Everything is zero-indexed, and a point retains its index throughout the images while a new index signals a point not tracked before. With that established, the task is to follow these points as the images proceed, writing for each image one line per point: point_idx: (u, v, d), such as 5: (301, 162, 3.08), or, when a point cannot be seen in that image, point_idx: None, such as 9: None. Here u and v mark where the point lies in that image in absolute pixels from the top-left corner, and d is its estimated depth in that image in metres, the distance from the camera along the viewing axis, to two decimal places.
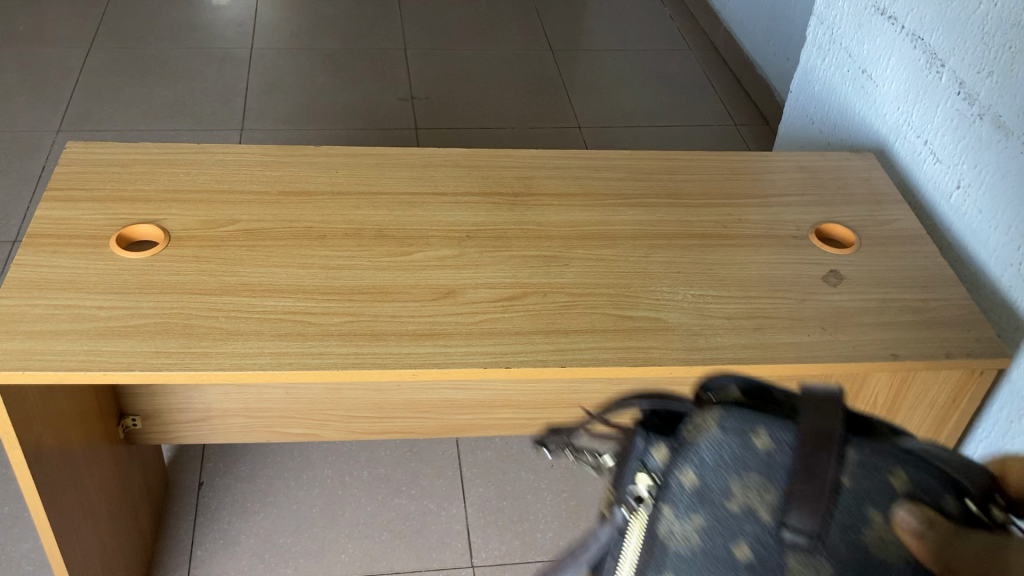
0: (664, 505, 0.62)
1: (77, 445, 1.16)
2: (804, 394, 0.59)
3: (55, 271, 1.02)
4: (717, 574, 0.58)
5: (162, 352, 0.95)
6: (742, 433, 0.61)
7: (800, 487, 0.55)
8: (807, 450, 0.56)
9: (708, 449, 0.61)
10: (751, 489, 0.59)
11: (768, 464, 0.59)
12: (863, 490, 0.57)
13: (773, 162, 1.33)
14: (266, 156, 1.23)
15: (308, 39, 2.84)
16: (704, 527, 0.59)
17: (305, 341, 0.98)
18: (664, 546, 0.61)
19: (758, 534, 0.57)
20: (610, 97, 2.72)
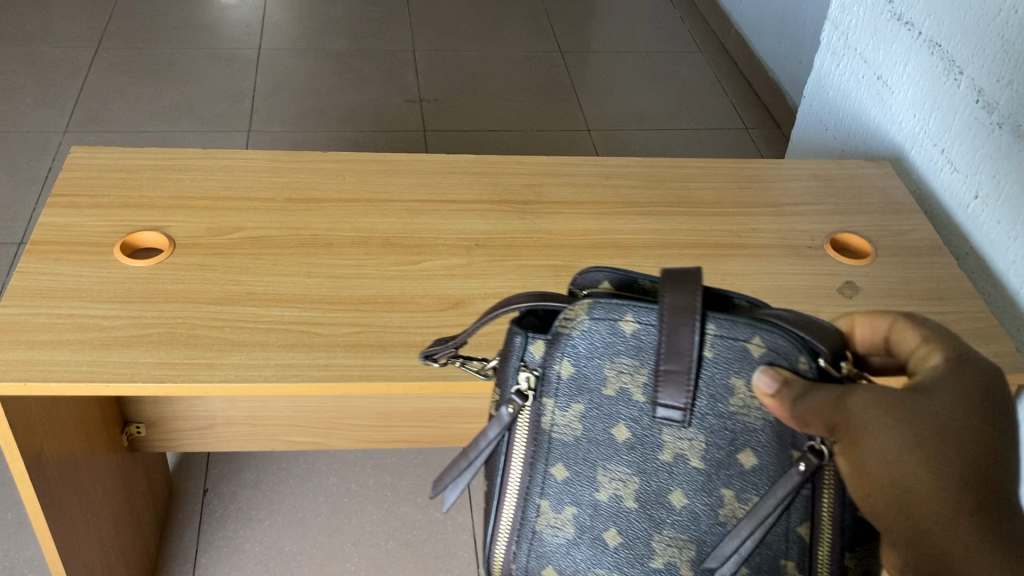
0: (545, 396, 0.68)
1: (80, 454, 1.14)
2: (666, 275, 0.63)
3: (58, 280, 1.00)
4: (601, 452, 0.67)
5: (166, 363, 0.93)
6: (609, 320, 0.65)
7: (668, 369, 0.63)
8: (670, 329, 0.62)
9: (580, 340, 0.66)
10: (624, 373, 0.66)
11: (636, 348, 0.65)
12: (725, 359, 0.63)
13: (787, 169, 1.31)
14: (273, 161, 1.21)
15: (316, 40, 2.83)
16: (585, 414, 0.67)
17: (311, 352, 0.96)
18: (551, 434, 0.69)
19: (636, 416, 0.66)
20: (620, 99, 2.70)
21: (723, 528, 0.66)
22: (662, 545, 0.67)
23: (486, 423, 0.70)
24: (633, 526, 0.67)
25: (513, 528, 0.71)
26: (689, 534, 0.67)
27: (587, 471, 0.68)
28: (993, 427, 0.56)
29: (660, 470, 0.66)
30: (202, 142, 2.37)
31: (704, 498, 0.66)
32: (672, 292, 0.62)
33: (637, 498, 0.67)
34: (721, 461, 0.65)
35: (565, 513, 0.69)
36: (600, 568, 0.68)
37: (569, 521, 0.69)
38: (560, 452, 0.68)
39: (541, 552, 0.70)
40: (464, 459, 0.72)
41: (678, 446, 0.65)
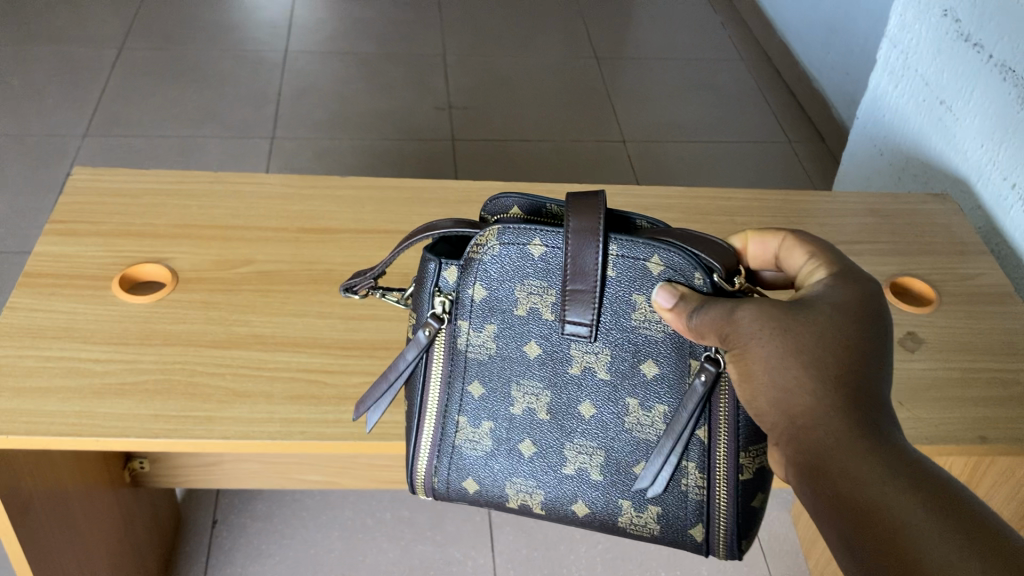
0: (458, 318, 0.74)
1: (74, 497, 1.07)
2: (573, 203, 0.69)
3: (50, 318, 0.93)
4: (513, 369, 0.74)
5: (161, 415, 0.85)
6: (518, 244, 0.70)
7: (576, 289, 0.69)
8: (575, 250, 0.68)
9: (491, 265, 0.71)
10: (533, 294, 0.72)
11: (545, 271, 0.71)
12: (627, 278, 0.69)
13: (839, 201, 1.21)
14: (287, 186, 1.13)
15: (344, 43, 2.75)
16: (498, 335, 0.73)
17: (319, 406, 0.88)
18: (467, 355, 0.74)
19: (545, 334, 0.72)
20: (657, 109, 2.60)
21: (629, 435, 0.73)
22: (573, 451, 0.75)
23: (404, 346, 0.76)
24: (545, 435, 0.75)
25: (433, 443, 0.77)
26: (599, 442, 0.74)
27: (502, 387, 0.74)
28: (871, 335, 0.61)
29: (570, 384, 0.73)
30: (224, 148, 2.30)
31: (611, 407, 0.73)
32: (577, 217, 0.68)
33: (548, 410, 0.74)
34: (625, 373, 0.72)
35: (482, 426, 0.76)
36: (517, 476, 0.76)
37: (486, 435, 0.76)
38: (476, 371, 0.74)
39: (460, 466, 0.77)
40: (384, 382, 0.77)
41: (586, 361, 0.72)
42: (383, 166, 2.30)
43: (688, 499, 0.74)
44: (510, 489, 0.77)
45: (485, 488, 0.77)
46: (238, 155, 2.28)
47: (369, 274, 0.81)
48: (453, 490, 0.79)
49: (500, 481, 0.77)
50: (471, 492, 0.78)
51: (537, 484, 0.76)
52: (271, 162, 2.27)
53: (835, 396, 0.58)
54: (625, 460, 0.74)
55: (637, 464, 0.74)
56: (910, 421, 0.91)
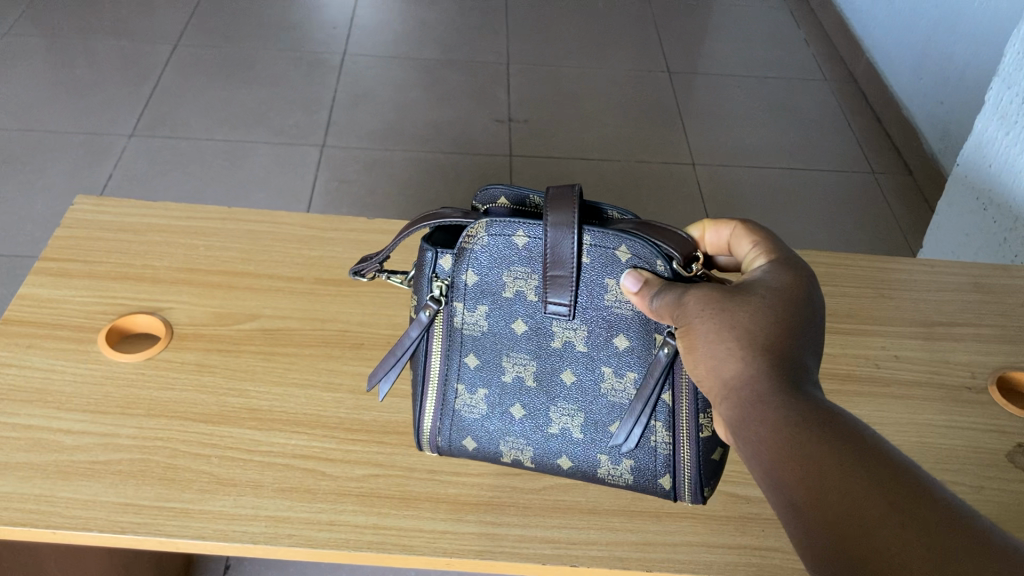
0: (454, 299, 0.73)
1: (51, 565, 0.96)
2: (550, 196, 0.68)
3: (23, 378, 0.82)
4: (504, 345, 0.73)
5: (132, 505, 0.74)
6: (504, 234, 0.70)
7: (555, 274, 0.69)
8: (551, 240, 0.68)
9: (480, 254, 0.71)
10: (518, 276, 0.71)
11: (528, 258, 0.70)
12: (599, 264, 0.69)
13: (937, 272, 1.05)
14: (307, 227, 1.02)
15: (406, 47, 2.64)
16: (490, 313, 0.73)
17: (313, 503, 0.75)
18: (462, 331, 0.74)
19: (531, 309, 0.72)
20: (731, 131, 2.43)
21: (604, 398, 0.73)
22: (558, 413, 0.74)
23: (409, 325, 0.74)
24: (534, 397, 0.74)
25: (436, 407, 0.76)
26: (580, 404, 0.73)
27: (493, 356, 0.74)
28: (807, 316, 0.61)
29: (553, 353, 0.73)
30: (272, 155, 2.20)
31: (590, 374, 0.73)
32: (554, 208, 0.68)
33: (534, 375, 0.74)
34: (600, 344, 0.72)
35: (478, 394, 0.75)
36: (509, 436, 0.75)
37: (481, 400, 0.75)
38: (472, 345, 0.74)
39: (461, 427, 0.76)
40: (391, 357, 0.75)
41: (566, 334, 0.72)
42: (435, 181, 2.17)
43: (658, 456, 0.73)
44: (504, 447, 0.76)
45: (482, 447, 0.76)
46: (286, 163, 2.18)
47: (374, 259, 0.78)
48: (452, 449, 0.77)
49: (494, 441, 0.76)
50: (470, 450, 0.77)
51: (527, 442, 0.75)
52: (320, 172, 2.16)
53: (765, 362, 0.57)
54: (602, 420, 0.73)
55: (612, 423, 0.73)
56: None
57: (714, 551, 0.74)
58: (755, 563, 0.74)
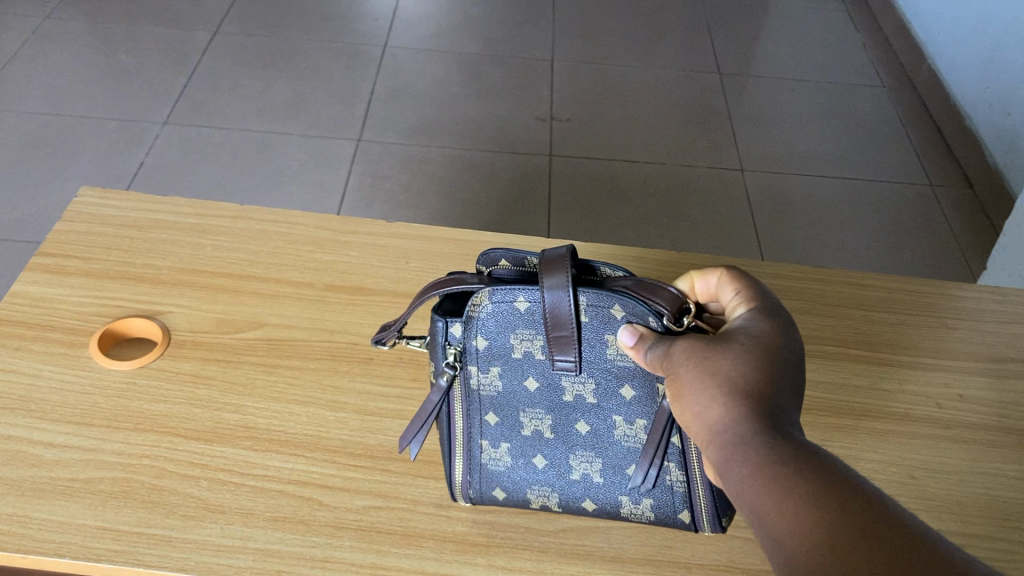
0: (468, 363, 0.66)
1: None
2: (542, 260, 0.62)
3: (7, 384, 0.76)
4: (520, 403, 0.67)
5: (110, 530, 0.67)
6: (505, 301, 0.63)
7: (556, 335, 0.62)
8: (548, 306, 0.62)
9: (484, 320, 0.64)
10: (524, 337, 0.65)
11: (531, 320, 0.64)
12: (598, 322, 0.63)
13: (1006, 300, 0.95)
14: (322, 229, 0.95)
15: (448, 41, 2.57)
16: (502, 373, 0.66)
17: (307, 536, 0.68)
18: (477, 392, 0.67)
19: (541, 367, 0.65)
20: (782, 136, 2.33)
21: (619, 445, 0.67)
22: (579, 462, 0.68)
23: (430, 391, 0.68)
24: (555, 450, 0.68)
25: (463, 455, 0.69)
26: (599, 453, 0.67)
27: (509, 411, 0.68)
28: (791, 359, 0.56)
29: (566, 407, 0.67)
30: (306, 147, 2.14)
31: (604, 422, 0.66)
32: (549, 270, 0.61)
33: (551, 428, 0.67)
34: (608, 392, 0.65)
35: (501, 446, 0.69)
36: (535, 485, 0.69)
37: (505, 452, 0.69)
38: (488, 404, 0.68)
39: (489, 476, 0.69)
40: (419, 422, 0.68)
41: (578, 388, 0.66)
42: (471, 180, 2.10)
43: (675, 494, 0.67)
44: (531, 493, 0.69)
45: (514, 494, 0.70)
46: (320, 156, 2.12)
47: (393, 327, 0.72)
48: (484, 500, 0.71)
49: (521, 488, 0.69)
50: (502, 500, 0.70)
51: (551, 488, 0.69)
52: (354, 167, 2.10)
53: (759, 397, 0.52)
54: (619, 463, 0.67)
55: (630, 466, 0.67)
56: None
57: None
58: None
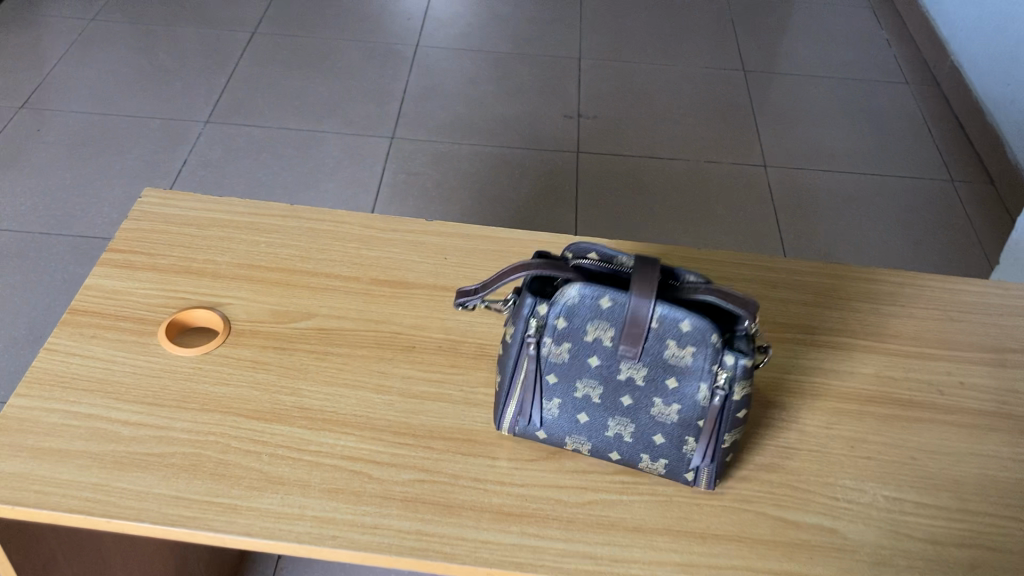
0: (544, 336, 0.75)
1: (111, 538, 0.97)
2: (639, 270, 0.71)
3: (86, 368, 0.84)
4: (574, 374, 0.76)
5: (183, 499, 0.75)
6: (592, 295, 0.72)
7: (629, 331, 0.71)
8: (632, 313, 0.71)
9: (569, 305, 0.73)
10: (599, 325, 0.73)
11: (609, 313, 0.72)
12: (666, 330, 0.71)
13: (1013, 294, 1.01)
14: (367, 227, 1.02)
15: (479, 39, 2.64)
16: (567, 347, 0.75)
17: (358, 506, 0.76)
18: (541, 358, 0.76)
19: (605, 352, 0.74)
20: (805, 132, 2.37)
21: (652, 418, 0.76)
22: (615, 424, 0.77)
23: (509, 349, 0.77)
24: (597, 411, 0.77)
25: (517, 400, 0.79)
26: (634, 420, 0.76)
27: (566, 376, 0.76)
28: None
29: (616, 382, 0.75)
30: (342, 145, 2.22)
31: (642, 401, 0.75)
32: (640, 283, 0.71)
33: (600, 394, 0.76)
34: (654, 379, 0.74)
35: (553, 401, 0.78)
36: (574, 434, 0.79)
37: (556, 406, 0.78)
38: (548, 369, 0.76)
39: (538, 420, 0.79)
40: (500, 373, 0.79)
41: (633, 372, 0.74)
42: (501, 177, 2.17)
43: (685, 458, 0.77)
44: (568, 438, 0.80)
45: (553, 436, 0.80)
46: (355, 153, 2.20)
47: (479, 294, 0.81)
48: (526, 432, 0.81)
49: (561, 433, 0.80)
50: (541, 437, 0.81)
51: (586, 436, 0.79)
52: (388, 163, 2.18)
53: None
54: (648, 433, 0.77)
55: (657, 436, 0.77)
56: None
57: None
58: None
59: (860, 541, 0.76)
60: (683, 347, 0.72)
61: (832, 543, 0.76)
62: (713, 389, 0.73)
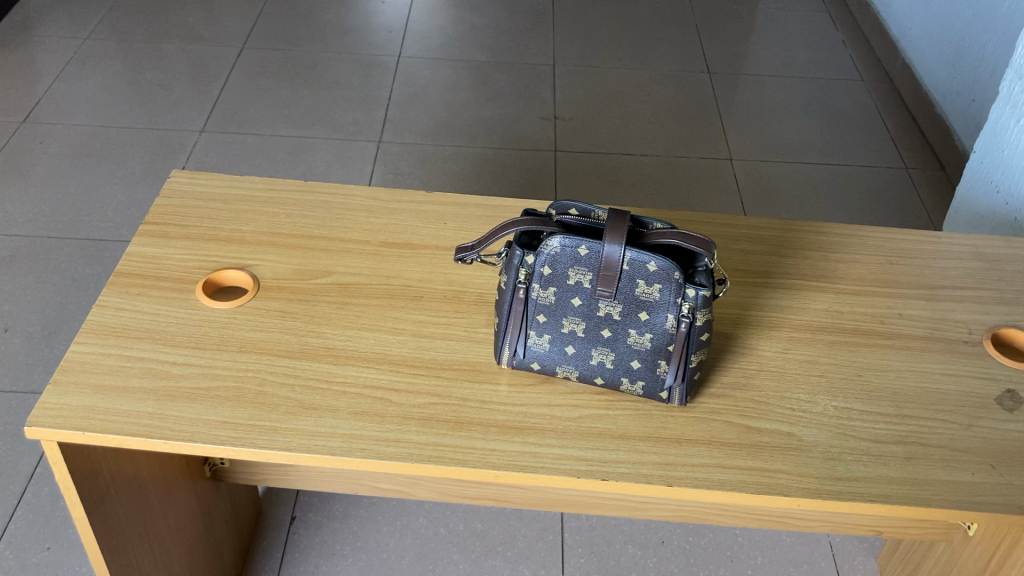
0: (532, 283, 0.88)
1: (154, 478, 1.07)
2: (610, 223, 0.84)
3: (135, 319, 0.96)
4: (561, 313, 0.88)
5: (229, 422, 0.87)
6: (571, 245, 0.85)
7: (605, 273, 0.85)
8: (607, 257, 0.84)
9: (552, 255, 0.86)
10: (579, 269, 0.86)
11: (587, 259, 0.85)
12: (635, 270, 0.85)
13: (945, 243, 1.15)
14: (374, 200, 1.15)
15: (457, 50, 2.78)
16: (554, 291, 0.87)
17: (381, 424, 0.88)
18: (533, 301, 0.89)
19: (585, 293, 0.87)
20: (768, 127, 2.52)
21: (629, 347, 0.88)
22: (597, 354, 0.90)
23: (504, 295, 0.90)
24: (582, 344, 0.89)
25: (513, 338, 0.91)
26: (614, 349, 0.89)
27: (553, 315, 0.89)
28: None
29: (597, 318, 0.88)
30: (332, 150, 2.34)
31: (620, 333, 0.88)
32: (612, 231, 0.84)
33: (584, 328, 0.89)
34: (629, 314, 0.87)
35: (544, 336, 0.90)
36: (564, 364, 0.91)
37: (547, 341, 0.90)
38: (540, 309, 0.89)
39: (532, 354, 0.92)
40: (498, 313, 0.91)
41: (609, 309, 0.87)
42: (484, 175, 2.29)
43: (659, 380, 0.90)
44: (558, 368, 0.92)
45: (546, 367, 0.92)
46: (345, 157, 2.32)
47: (474, 249, 0.93)
48: (521, 366, 0.93)
49: (552, 364, 0.92)
50: (535, 369, 0.93)
51: (573, 366, 0.91)
52: (375, 165, 2.30)
53: None
54: (627, 359, 0.89)
55: (634, 361, 0.89)
56: (1006, 487, 0.85)
57: (727, 473, 0.85)
58: (763, 482, 0.84)
59: (813, 442, 0.88)
60: (652, 285, 0.85)
61: (790, 445, 0.88)
62: (679, 317, 0.86)
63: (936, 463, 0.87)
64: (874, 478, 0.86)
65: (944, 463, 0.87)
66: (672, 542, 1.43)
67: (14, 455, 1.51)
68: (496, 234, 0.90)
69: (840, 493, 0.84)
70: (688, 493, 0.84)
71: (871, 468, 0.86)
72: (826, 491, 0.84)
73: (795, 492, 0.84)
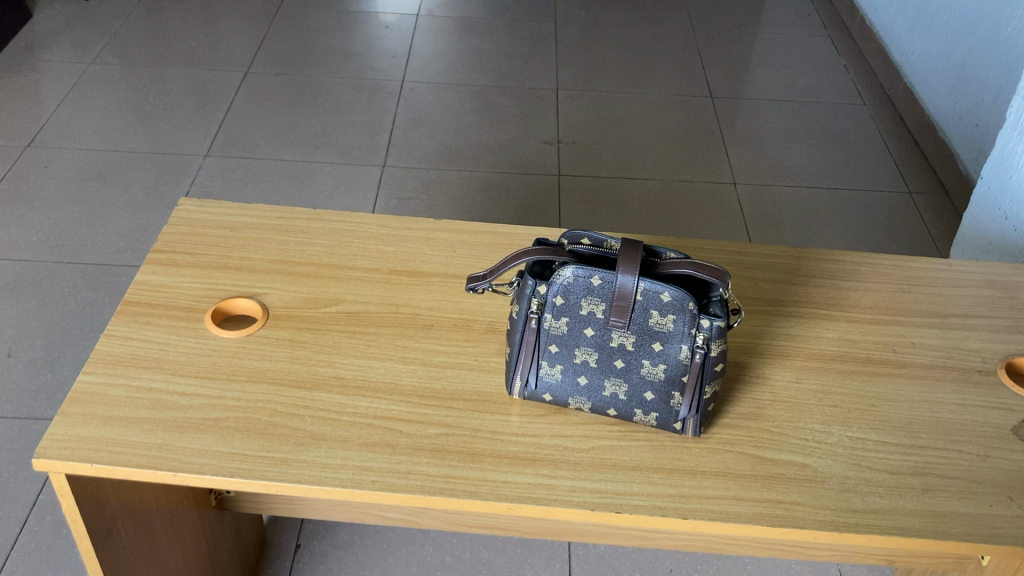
0: (545, 313, 0.87)
1: (160, 508, 1.05)
2: (624, 254, 0.84)
3: (144, 348, 0.95)
4: (575, 343, 0.88)
5: (239, 454, 0.86)
6: (584, 275, 0.85)
7: (619, 303, 0.84)
8: (620, 287, 0.84)
9: (565, 285, 0.86)
10: (593, 299, 0.86)
11: (599, 290, 0.85)
12: (649, 300, 0.84)
13: (955, 270, 1.14)
14: (382, 227, 1.15)
15: (460, 74, 2.79)
16: (567, 322, 0.87)
17: (392, 455, 0.87)
18: (546, 331, 0.88)
19: (598, 323, 0.86)
20: (771, 152, 2.52)
21: (643, 378, 0.88)
22: (610, 384, 0.89)
23: (517, 326, 0.89)
24: (595, 374, 0.89)
25: (524, 368, 0.91)
26: (627, 380, 0.88)
27: (566, 345, 0.88)
28: None
29: (610, 348, 0.87)
30: (336, 174, 2.34)
31: (634, 364, 0.87)
32: (625, 262, 0.83)
33: (596, 359, 0.88)
34: (643, 344, 0.86)
35: (556, 367, 0.90)
36: (576, 395, 0.91)
37: (559, 372, 0.90)
38: (554, 339, 0.88)
39: (544, 384, 0.91)
40: (511, 343, 0.91)
41: (622, 339, 0.86)
42: (487, 200, 2.29)
43: (672, 411, 0.89)
44: (570, 400, 0.91)
45: (558, 398, 0.92)
46: (349, 181, 2.32)
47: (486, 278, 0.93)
48: (533, 397, 0.93)
49: (564, 395, 0.91)
50: (547, 400, 0.92)
51: (586, 397, 0.91)
52: (380, 189, 2.30)
53: None
54: (640, 390, 0.88)
55: (647, 391, 0.88)
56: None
57: (743, 505, 0.84)
58: (779, 513, 0.84)
59: (829, 473, 0.88)
60: (665, 316, 0.84)
61: (806, 476, 0.87)
62: (693, 348, 0.85)
63: (954, 494, 0.86)
64: (891, 509, 0.85)
65: (961, 494, 0.86)
66: (681, 570, 1.42)
67: (18, 483, 1.50)
68: (507, 265, 0.89)
69: (856, 526, 0.83)
70: (703, 526, 0.83)
71: (888, 499, 0.86)
72: (842, 522, 0.83)
73: (811, 525, 0.83)
